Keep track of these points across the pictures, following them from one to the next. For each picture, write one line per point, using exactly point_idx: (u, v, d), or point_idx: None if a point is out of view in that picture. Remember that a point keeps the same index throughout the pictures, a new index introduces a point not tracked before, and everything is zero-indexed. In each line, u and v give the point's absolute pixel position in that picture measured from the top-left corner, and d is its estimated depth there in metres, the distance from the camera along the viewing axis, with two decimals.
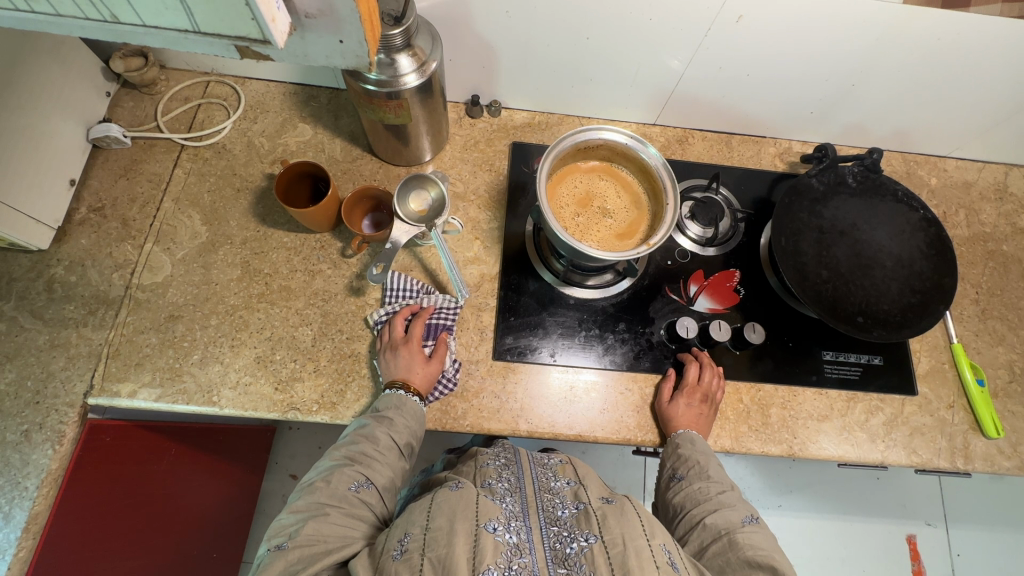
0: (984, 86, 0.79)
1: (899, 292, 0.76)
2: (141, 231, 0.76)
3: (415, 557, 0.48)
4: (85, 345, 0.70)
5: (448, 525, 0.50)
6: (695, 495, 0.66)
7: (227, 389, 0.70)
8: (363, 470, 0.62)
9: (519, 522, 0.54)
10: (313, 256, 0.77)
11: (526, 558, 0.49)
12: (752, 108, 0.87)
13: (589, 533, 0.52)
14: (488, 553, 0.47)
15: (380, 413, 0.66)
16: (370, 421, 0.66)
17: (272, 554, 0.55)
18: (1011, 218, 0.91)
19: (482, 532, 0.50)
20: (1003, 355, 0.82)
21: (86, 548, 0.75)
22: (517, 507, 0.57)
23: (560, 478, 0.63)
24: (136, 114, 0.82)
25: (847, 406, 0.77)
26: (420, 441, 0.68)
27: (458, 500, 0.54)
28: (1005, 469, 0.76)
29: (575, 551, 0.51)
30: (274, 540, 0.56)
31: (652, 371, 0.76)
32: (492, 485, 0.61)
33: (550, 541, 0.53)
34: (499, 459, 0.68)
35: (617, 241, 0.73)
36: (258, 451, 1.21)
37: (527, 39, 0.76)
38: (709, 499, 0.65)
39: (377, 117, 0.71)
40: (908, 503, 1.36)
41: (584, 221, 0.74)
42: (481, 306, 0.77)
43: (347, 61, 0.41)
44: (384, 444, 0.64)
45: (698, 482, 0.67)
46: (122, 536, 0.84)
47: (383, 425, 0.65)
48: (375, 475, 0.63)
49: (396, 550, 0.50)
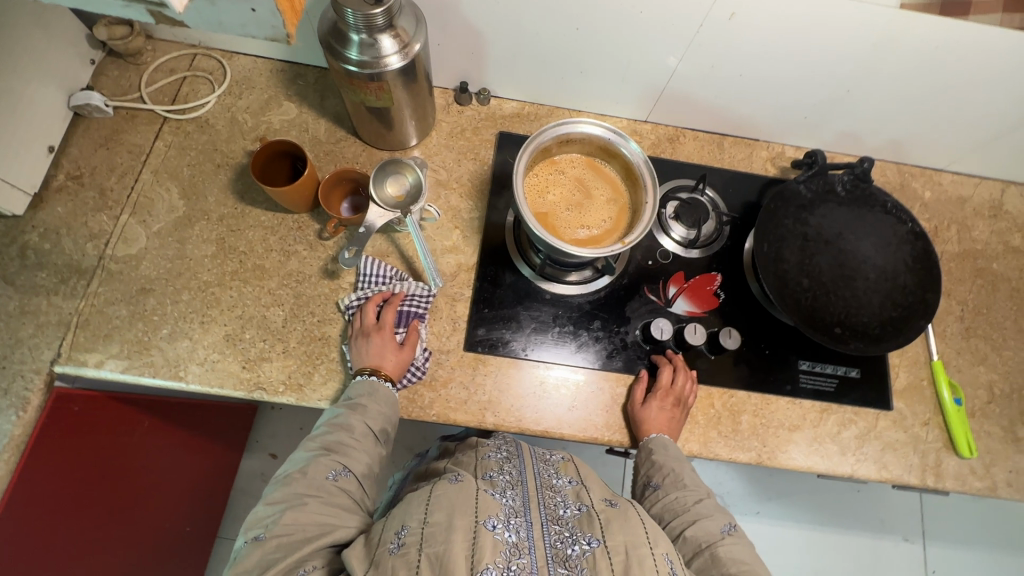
0: (983, 97, 0.77)
1: (880, 305, 0.74)
2: (118, 201, 0.76)
3: (412, 552, 0.48)
4: (55, 313, 0.70)
5: (447, 520, 0.50)
6: (674, 506, 0.66)
7: (194, 365, 0.70)
8: (341, 458, 0.62)
9: (519, 519, 0.54)
10: (290, 237, 0.77)
11: (524, 558, 0.50)
12: (745, 110, 0.85)
13: (592, 537, 0.52)
14: (487, 552, 0.47)
15: (351, 400, 0.66)
16: (343, 410, 0.65)
17: (250, 545, 0.55)
18: (1004, 237, 0.89)
19: (482, 528, 0.50)
20: (984, 374, 0.81)
21: (47, 513, 0.76)
22: (517, 502, 0.56)
23: (561, 476, 0.63)
24: (121, 83, 0.81)
25: (820, 417, 0.76)
26: (396, 426, 0.67)
27: (457, 496, 0.53)
28: (976, 489, 0.75)
29: (577, 553, 0.51)
30: (252, 530, 0.57)
31: (625, 371, 0.75)
32: (493, 477, 0.60)
33: (551, 539, 0.53)
34: (501, 452, 0.67)
35: (579, 239, 0.71)
36: (238, 429, 1.21)
37: (515, 28, 0.74)
38: (687, 510, 0.65)
39: (359, 99, 0.70)
40: (887, 519, 1.35)
41: (561, 207, 0.74)
42: (456, 296, 0.77)
43: (263, 31, 0.40)
44: (360, 432, 0.64)
45: (674, 491, 0.67)
46: (90, 505, 0.84)
47: (359, 413, 0.65)
48: (353, 462, 0.63)
49: (393, 543, 0.50)
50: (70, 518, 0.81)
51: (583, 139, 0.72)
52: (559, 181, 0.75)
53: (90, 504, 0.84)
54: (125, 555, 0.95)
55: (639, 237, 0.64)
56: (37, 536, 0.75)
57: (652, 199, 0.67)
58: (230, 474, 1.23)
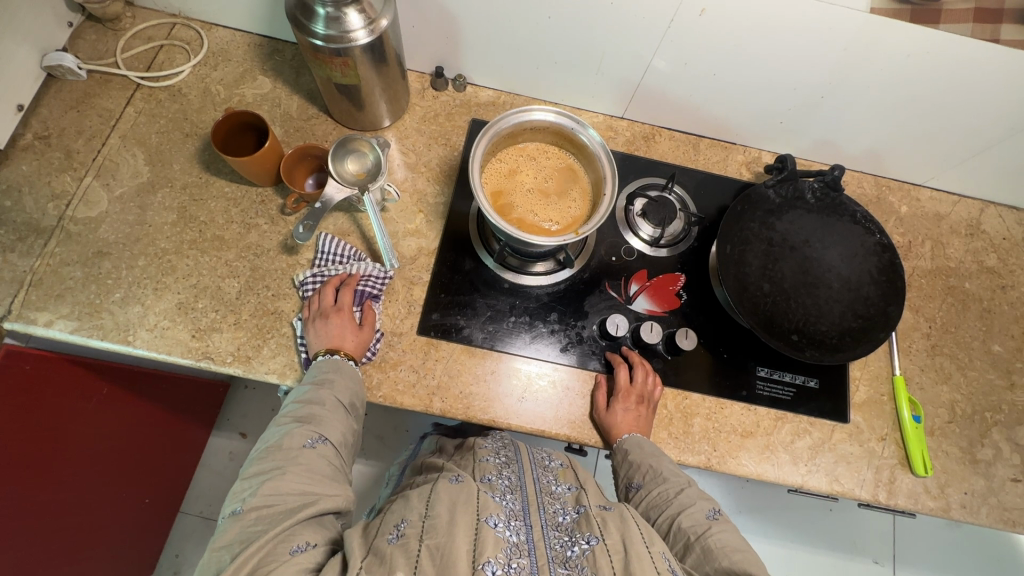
0: (960, 110, 0.77)
1: (840, 315, 0.73)
2: (83, 163, 0.76)
3: (412, 541, 0.47)
4: (9, 269, 0.70)
5: (448, 515, 0.49)
6: (658, 501, 0.63)
7: (144, 330, 0.69)
8: (316, 427, 0.60)
9: (519, 521, 0.52)
10: (252, 210, 0.77)
11: (524, 558, 0.48)
12: (721, 112, 0.85)
13: (591, 536, 0.50)
14: (488, 547, 0.46)
15: (317, 378, 0.64)
16: (309, 387, 0.64)
17: (228, 520, 0.53)
18: (979, 257, 0.88)
19: (483, 525, 0.49)
20: (946, 394, 0.79)
21: (8, 470, 0.76)
22: (517, 505, 0.55)
23: (560, 483, 0.62)
24: (97, 48, 0.82)
25: (774, 425, 0.75)
26: (365, 400, 0.67)
27: (458, 493, 0.53)
28: (929, 509, 0.73)
29: (577, 553, 0.49)
30: (230, 506, 0.55)
31: (578, 366, 0.74)
32: (492, 480, 0.60)
33: (551, 541, 0.51)
34: (499, 456, 0.67)
35: (536, 230, 0.71)
36: (208, 405, 1.21)
37: (489, 15, 0.74)
38: (671, 503, 0.63)
39: (326, 75, 0.70)
40: (859, 541, 1.33)
41: (526, 196, 0.73)
42: (414, 279, 0.76)
43: None
44: (330, 404, 0.62)
45: (656, 487, 0.64)
46: (52, 465, 0.85)
47: (327, 387, 0.63)
48: (329, 430, 0.61)
49: (392, 533, 0.49)
50: (37, 475, 0.82)
51: (553, 129, 0.72)
52: (528, 170, 0.74)
53: (54, 462, 0.85)
54: (81, 517, 0.95)
55: (592, 229, 0.63)
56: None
57: (611, 193, 0.66)
58: (197, 450, 1.23)
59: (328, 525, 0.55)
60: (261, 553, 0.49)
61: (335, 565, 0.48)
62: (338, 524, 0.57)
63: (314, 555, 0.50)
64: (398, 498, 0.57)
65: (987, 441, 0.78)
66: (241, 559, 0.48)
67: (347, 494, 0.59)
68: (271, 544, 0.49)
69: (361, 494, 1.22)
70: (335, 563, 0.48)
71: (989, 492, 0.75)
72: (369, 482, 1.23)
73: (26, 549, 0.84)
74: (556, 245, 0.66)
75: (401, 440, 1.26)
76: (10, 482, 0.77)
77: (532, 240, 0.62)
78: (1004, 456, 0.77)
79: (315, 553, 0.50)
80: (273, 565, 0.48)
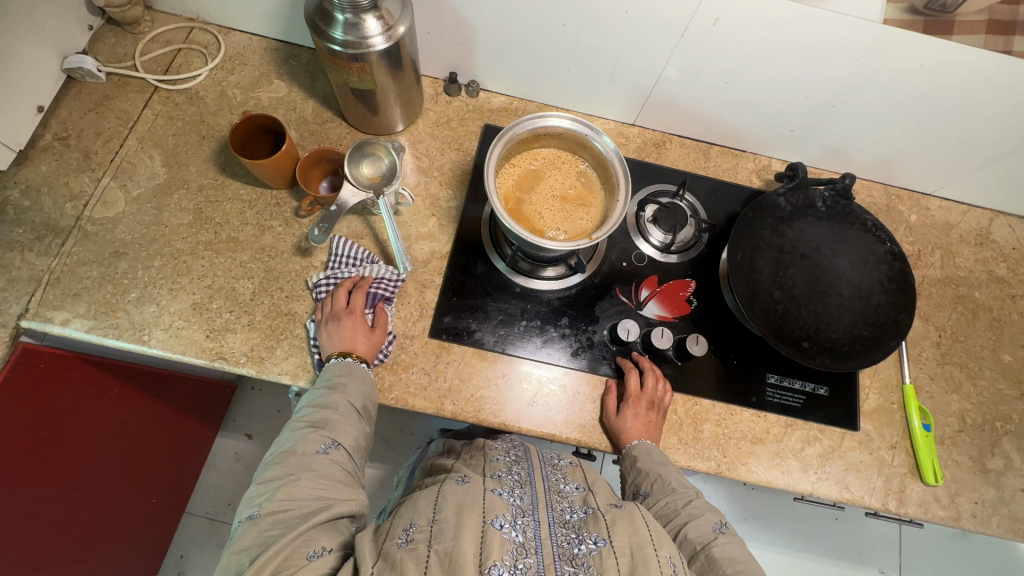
0: (969, 122, 0.77)
1: (851, 323, 0.73)
2: (101, 164, 0.77)
3: (421, 548, 0.47)
4: (27, 268, 0.70)
5: (456, 518, 0.50)
6: (665, 511, 0.63)
7: (159, 330, 0.70)
8: (329, 432, 0.61)
9: (526, 518, 0.52)
10: (266, 212, 0.77)
11: (531, 558, 0.48)
12: (732, 119, 0.85)
13: (598, 537, 0.50)
14: (494, 550, 0.47)
15: (330, 382, 0.65)
16: (323, 391, 0.64)
17: (245, 524, 0.53)
18: (989, 266, 0.88)
19: (489, 528, 0.49)
20: (957, 403, 0.79)
21: (20, 467, 0.76)
22: (526, 501, 0.55)
23: (569, 482, 0.62)
24: (116, 51, 0.83)
25: (784, 432, 0.75)
26: (377, 404, 0.67)
27: (464, 495, 0.53)
28: (939, 518, 0.73)
29: (583, 552, 0.49)
30: (247, 511, 0.55)
31: (589, 370, 0.75)
32: (502, 476, 0.59)
33: (558, 539, 0.51)
34: (509, 454, 0.66)
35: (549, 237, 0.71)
36: (215, 405, 1.21)
37: (504, 22, 0.75)
38: (679, 514, 0.62)
39: (342, 79, 0.70)
40: (865, 550, 1.32)
41: (547, 201, 0.74)
42: (426, 282, 0.77)
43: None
44: (343, 409, 0.63)
45: (663, 497, 0.64)
46: (64, 464, 0.85)
47: (340, 391, 0.64)
48: (342, 435, 0.61)
49: (401, 538, 0.49)
50: (49, 473, 0.83)
51: (567, 135, 0.73)
52: (547, 175, 0.75)
53: (65, 460, 0.85)
54: (89, 517, 0.96)
55: (605, 234, 0.63)
56: (8, 489, 0.75)
57: (623, 199, 0.66)
58: (204, 451, 1.24)
59: (343, 528, 0.55)
60: (279, 557, 0.49)
61: (348, 567, 0.49)
62: (352, 527, 0.58)
63: (330, 559, 0.50)
64: (406, 501, 0.57)
65: (997, 451, 0.77)
66: (260, 562, 0.48)
67: (360, 498, 0.59)
68: (288, 548, 0.50)
69: (371, 495, 1.22)
70: (347, 569, 0.48)
71: (1000, 502, 0.75)
72: (378, 484, 1.24)
73: (33, 547, 0.84)
74: (569, 251, 0.66)
75: (407, 442, 1.26)
76: (20, 480, 0.77)
77: (546, 245, 0.62)
78: (1014, 466, 0.77)
79: (330, 558, 0.51)
80: (292, 569, 0.48)
